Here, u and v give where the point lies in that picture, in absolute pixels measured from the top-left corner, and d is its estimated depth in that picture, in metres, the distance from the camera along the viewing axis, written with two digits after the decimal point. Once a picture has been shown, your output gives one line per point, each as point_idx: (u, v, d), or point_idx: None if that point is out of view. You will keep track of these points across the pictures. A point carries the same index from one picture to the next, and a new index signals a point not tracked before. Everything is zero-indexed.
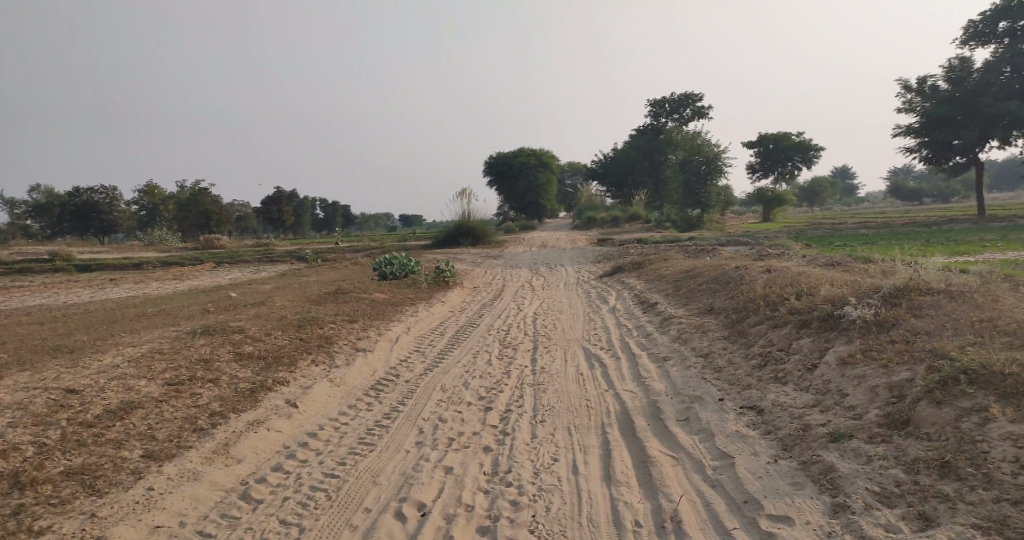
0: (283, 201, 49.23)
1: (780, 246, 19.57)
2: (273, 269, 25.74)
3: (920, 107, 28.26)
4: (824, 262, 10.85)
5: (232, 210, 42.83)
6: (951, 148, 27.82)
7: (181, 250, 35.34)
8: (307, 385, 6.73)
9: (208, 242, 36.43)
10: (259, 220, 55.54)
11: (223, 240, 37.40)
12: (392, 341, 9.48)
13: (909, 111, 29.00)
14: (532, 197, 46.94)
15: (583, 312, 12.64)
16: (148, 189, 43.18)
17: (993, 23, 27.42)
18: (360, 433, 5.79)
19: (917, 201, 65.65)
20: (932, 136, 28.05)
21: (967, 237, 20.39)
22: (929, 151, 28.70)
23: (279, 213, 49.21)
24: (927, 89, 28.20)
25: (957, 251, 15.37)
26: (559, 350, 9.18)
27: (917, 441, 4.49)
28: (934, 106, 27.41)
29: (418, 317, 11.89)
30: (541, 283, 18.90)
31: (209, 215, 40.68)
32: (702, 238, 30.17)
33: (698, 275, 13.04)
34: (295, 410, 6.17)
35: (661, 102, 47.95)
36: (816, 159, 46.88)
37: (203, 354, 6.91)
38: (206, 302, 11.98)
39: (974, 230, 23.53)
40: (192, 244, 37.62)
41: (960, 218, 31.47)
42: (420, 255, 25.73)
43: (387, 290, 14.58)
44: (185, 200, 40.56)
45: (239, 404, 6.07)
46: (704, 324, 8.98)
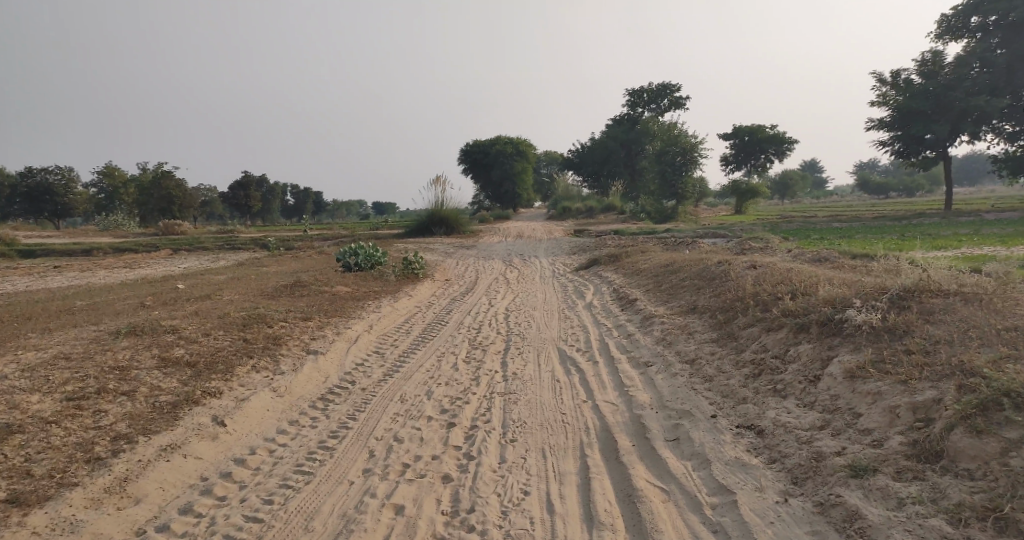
0: (251, 186, 47.91)
1: (758, 240, 19.05)
2: (234, 257, 24.77)
3: (893, 101, 27.89)
4: (811, 257, 10.32)
5: (197, 195, 41.42)
6: (923, 142, 27.53)
7: (139, 236, 34.05)
8: (242, 397, 6.10)
9: (169, 227, 35.12)
10: (225, 206, 54.15)
11: (186, 226, 36.08)
12: (350, 341, 8.82)
13: (882, 104, 28.61)
14: (508, 186, 46.15)
15: (559, 308, 12.01)
16: (108, 170, 41.59)
17: (967, 17, 26.90)
18: (295, 462, 5.15)
19: (883, 196, 65.99)
20: (905, 130, 27.70)
21: (942, 232, 20.10)
22: (901, 144, 28.35)
23: (246, 199, 47.82)
24: (901, 82, 27.89)
25: (938, 246, 14.96)
26: (532, 352, 8.57)
27: (958, 480, 3.94)
28: (908, 100, 27.02)
29: (381, 313, 11.23)
30: (515, 276, 18.23)
31: (171, 200, 39.31)
32: (678, 229, 29.77)
33: (679, 270, 12.46)
34: (222, 430, 5.52)
35: (639, 91, 47.36)
36: (789, 152, 46.84)
37: (119, 361, 6.35)
38: (148, 295, 11.18)
39: (949, 224, 23.26)
40: (152, 230, 36.27)
41: (930, 212, 31.42)
42: (390, 245, 24.94)
43: (351, 283, 13.82)
44: (146, 184, 39.20)
45: (152, 424, 5.41)
46: (689, 323, 8.40)
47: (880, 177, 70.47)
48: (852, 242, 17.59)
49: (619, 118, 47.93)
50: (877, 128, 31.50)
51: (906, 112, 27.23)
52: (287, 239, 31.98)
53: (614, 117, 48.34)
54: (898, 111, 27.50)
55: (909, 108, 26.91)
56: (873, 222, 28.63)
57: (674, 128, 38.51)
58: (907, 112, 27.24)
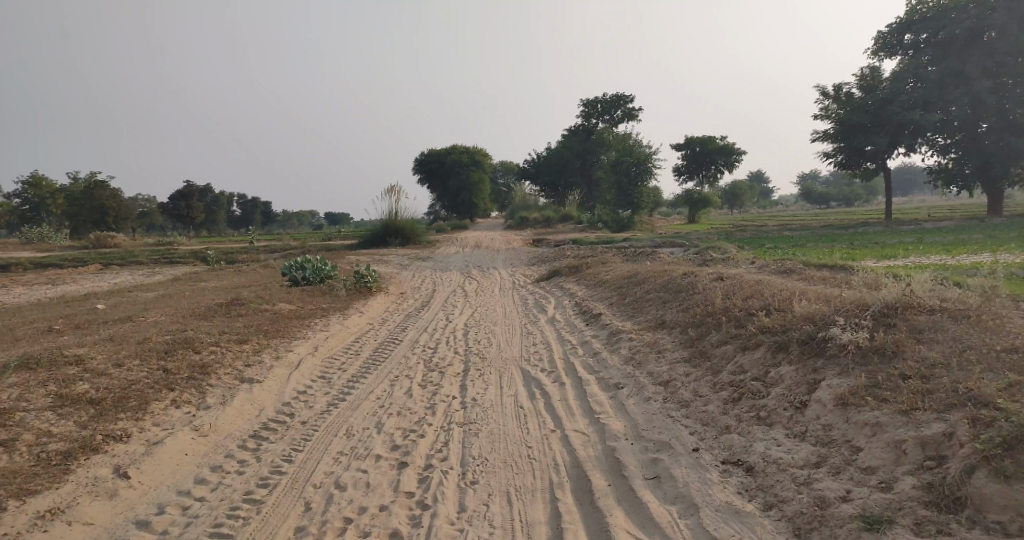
0: (192, 196, 46.17)
1: (717, 250, 18.90)
2: (174, 272, 23.72)
3: (835, 114, 28.41)
4: (778, 268, 10.06)
5: (133, 205, 39.72)
6: (863, 154, 27.92)
7: (67, 249, 32.35)
8: (153, 439, 5.78)
9: (100, 239, 33.61)
10: (166, 217, 52.29)
11: (119, 238, 34.48)
12: (291, 368, 8.23)
13: (825, 117, 29.15)
14: (464, 196, 45.64)
15: (518, 324, 11.54)
16: (33, 179, 39.21)
17: (900, 35, 27.85)
18: (211, 521, 4.82)
19: (824, 205, 67.31)
20: (846, 142, 28.09)
21: (890, 240, 20.34)
22: (843, 156, 28.67)
23: (187, 209, 46.19)
24: (842, 96, 28.39)
25: (892, 255, 14.99)
26: (492, 374, 8.11)
27: (986, 533, 3.58)
28: (848, 113, 27.51)
29: (328, 332, 10.60)
30: (472, 288, 17.72)
31: (105, 211, 37.58)
32: (635, 239, 29.69)
33: (642, 283, 12.11)
34: (126, 484, 5.19)
35: (593, 102, 47.45)
36: (738, 163, 47.29)
37: (11, 403, 6.03)
38: (62, 317, 10.44)
39: (895, 232, 23.62)
40: (82, 242, 34.53)
41: (873, 221, 32.01)
42: (342, 258, 24.24)
43: (296, 299, 13.12)
44: (77, 194, 37.34)
45: (33, 482, 5.04)
46: (659, 340, 8.00)
47: (825, 187, 72.08)
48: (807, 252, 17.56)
49: (574, 128, 47.86)
50: (824, 139, 32.08)
51: (848, 125, 27.64)
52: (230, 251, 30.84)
53: (569, 127, 48.24)
54: (840, 124, 27.95)
55: (849, 120, 27.37)
56: (822, 231, 28.97)
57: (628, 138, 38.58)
58: (848, 125, 27.66)
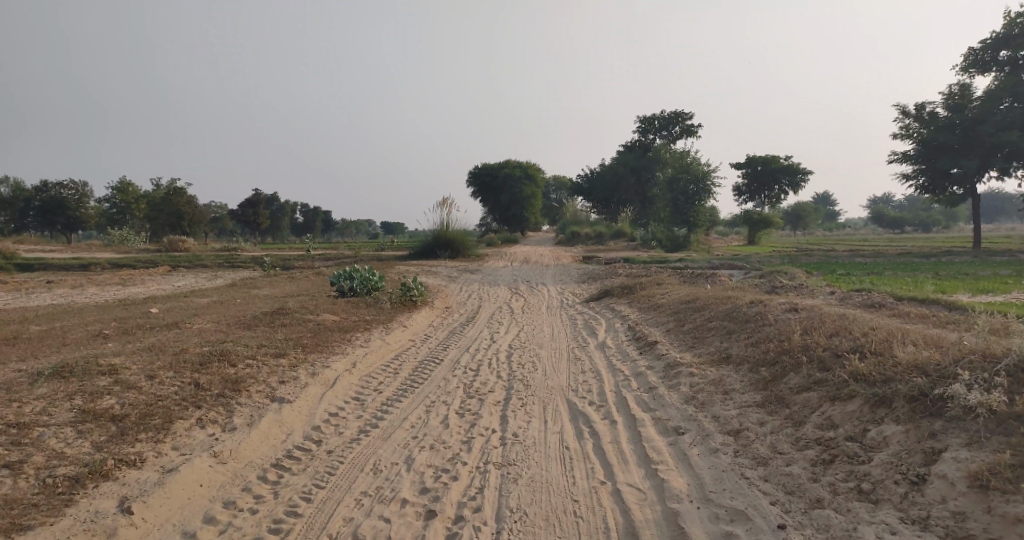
0: (261, 203, 46.78)
1: (782, 275, 17.75)
2: (228, 277, 23.72)
3: (917, 133, 26.72)
4: (861, 301, 9.02)
5: (207, 211, 40.49)
6: (948, 177, 26.31)
7: (140, 251, 33.05)
8: (169, 465, 5.03)
9: (172, 243, 34.26)
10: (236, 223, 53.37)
11: (189, 241, 35.05)
12: (327, 386, 7.37)
13: (905, 137, 27.49)
14: (517, 209, 45.13)
15: (566, 347, 10.70)
16: (122, 185, 40.52)
17: (994, 52, 26.16)
18: None
19: (897, 230, 64.47)
20: (929, 164, 26.47)
21: (974, 272, 18.80)
22: (925, 180, 27.12)
23: (255, 216, 46.75)
24: (926, 115, 26.60)
25: (982, 289, 13.67)
26: (535, 405, 7.28)
27: None
28: (932, 133, 25.86)
29: (370, 349, 9.81)
30: (520, 305, 16.98)
31: (182, 216, 38.31)
32: (692, 259, 28.55)
33: (703, 309, 11.16)
34: (131, 523, 4.48)
35: (651, 118, 46.45)
36: (802, 183, 45.51)
37: (26, 416, 5.39)
38: (116, 321, 10.05)
39: (979, 263, 21.99)
40: (155, 245, 35.25)
41: (954, 250, 30.02)
42: (391, 268, 23.85)
43: (342, 311, 12.51)
44: (158, 199, 38.33)
45: (28, 514, 4.40)
46: (724, 377, 7.10)
47: (896, 212, 69.04)
48: (881, 281, 16.29)
49: (629, 144, 46.86)
50: (900, 161, 30.40)
51: (932, 146, 26.03)
52: (284, 258, 30.95)
53: (625, 143, 47.25)
54: (922, 145, 26.32)
55: (934, 140, 25.74)
56: (895, 258, 27.27)
57: (686, 155, 37.50)
58: (932, 145, 26.02)
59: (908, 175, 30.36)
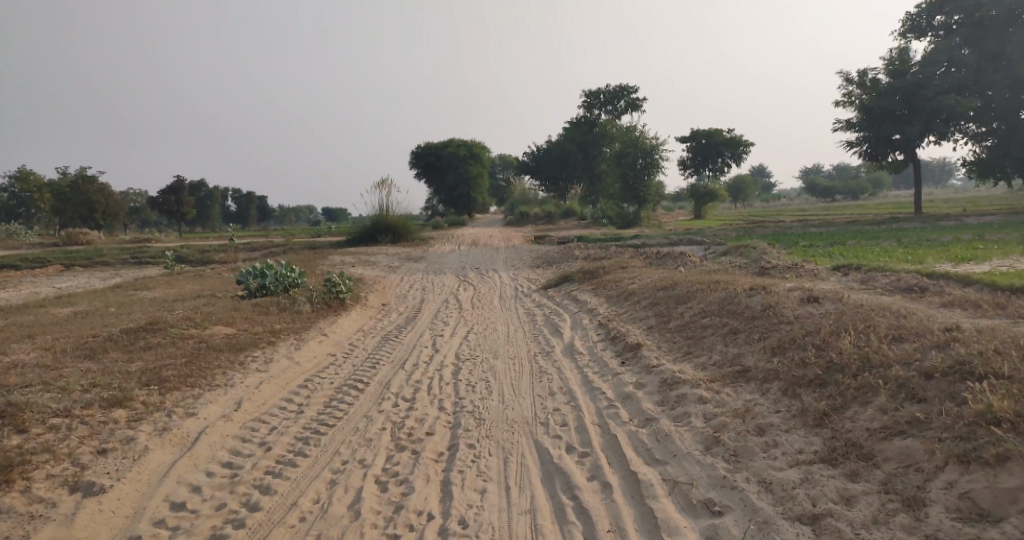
0: (184, 190, 42.84)
1: (749, 251, 16.03)
2: (132, 276, 20.94)
3: (859, 100, 25.30)
4: (888, 283, 7.25)
5: (124, 201, 36.90)
6: (892, 143, 24.95)
7: (40, 248, 29.61)
8: None
9: (73, 237, 30.95)
10: (158, 213, 49.49)
11: (95, 235, 31.71)
12: (181, 452, 5.51)
13: (848, 104, 26.11)
14: (463, 190, 42.72)
15: (523, 357, 8.72)
16: (20, 173, 36.33)
17: (929, 16, 24.92)
18: None
19: (830, 200, 64.51)
20: (872, 132, 25.00)
21: (944, 237, 17.53)
22: (868, 146, 25.67)
23: (177, 205, 42.77)
24: (866, 80, 25.22)
25: (969, 256, 12.12)
26: (492, 458, 5.32)
27: None
28: (875, 98, 24.37)
29: (271, 374, 7.66)
30: (467, 297, 14.88)
31: (93, 206, 34.55)
32: (647, 236, 26.86)
33: (689, 301, 9.25)
34: None
35: (595, 92, 44.53)
36: (746, 154, 44.39)
37: None
38: None
39: (938, 228, 20.82)
40: (55, 240, 31.79)
41: (901, 215, 29.12)
42: (322, 260, 21.47)
43: (244, 321, 10.32)
44: (65, 188, 34.46)
45: None
46: (751, 402, 5.18)
47: (833, 180, 69.02)
48: (853, 253, 14.74)
49: (575, 120, 44.84)
50: (844, 128, 29.21)
51: (875, 112, 24.56)
52: (205, 250, 28.04)
53: (570, 119, 45.16)
54: (865, 111, 24.86)
55: (878, 107, 24.24)
56: (847, 227, 26.09)
57: (632, 129, 35.85)
58: (875, 112, 24.60)
59: (853, 142, 29.28)
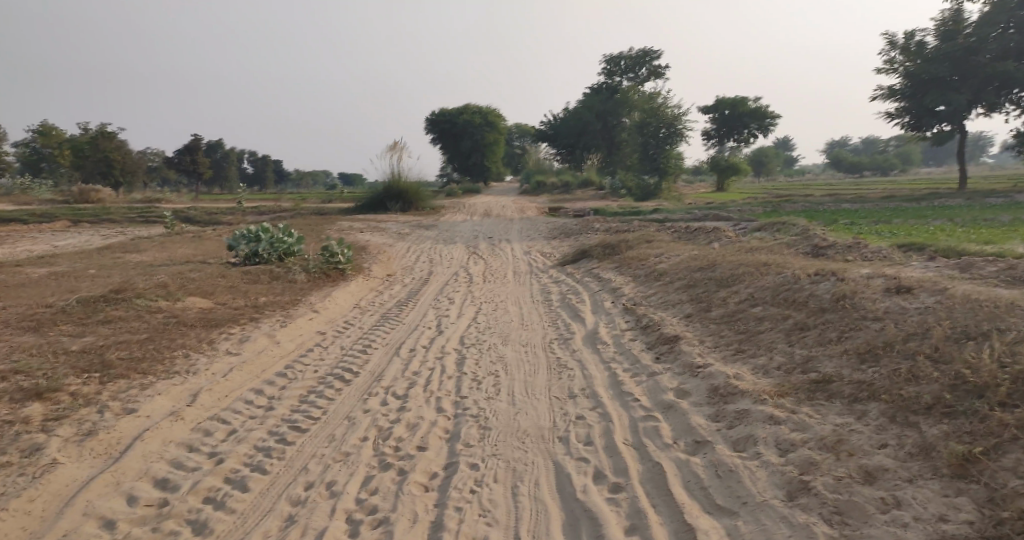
0: (199, 150, 41.44)
1: (787, 228, 14.56)
2: (130, 235, 19.86)
3: (902, 67, 23.64)
4: (993, 273, 5.89)
5: (143, 159, 35.38)
6: (936, 114, 23.11)
7: (46, 203, 28.70)
8: None
9: (83, 193, 29.93)
10: (173, 173, 48.45)
11: (106, 193, 30.68)
12: (104, 465, 4.16)
13: (890, 71, 24.37)
14: (477, 158, 41.30)
15: (537, 347, 7.46)
16: (41, 128, 35.87)
17: None
18: None
19: (856, 175, 62.22)
20: (916, 101, 23.37)
21: (997, 216, 16.04)
22: (909, 118, 23.95)
23: (193, 164, 41.44)
24: (912, 45, 23.49)
25: None
26: (498, 487, 4.08)
27: None
28: (922, 65, 22.74)
29: (242, 359, 6.45)
30: (478, 270, 13.60)
31: (111, 163, 33.16)
32: (669, 209, 25.49)
33: (734, 285, 7.90)
34: None
35: (617, 58, 42.62)
36: (772, 126, 42.50)
37: None
38: None
39: (986, 206, 19.22)
40: (63, 195, 30.84)
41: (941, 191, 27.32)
42: (327, 225, 20.29)
43: (226, 292, 9.06)
44: (82, 144, 33.25)
45: None
46: (843, 427, 3.94)
47: (859, 155, 66.76)
48: (901, 232, 13.27)
49: (595, 87, 43.04)
50: (884, 98, 27.37)
51: (920, 79, 22.91)
52: (211, 211, 26.94)
53: (591, 86, 43.41)
54: (909, 79, 23.28)
55: (925, 73, 22.58)
56: (883, 204, 24.42)
57: (655, 97, 34.08)
58: (920, 79, 22.93)
59: (892, 113, 27.56)
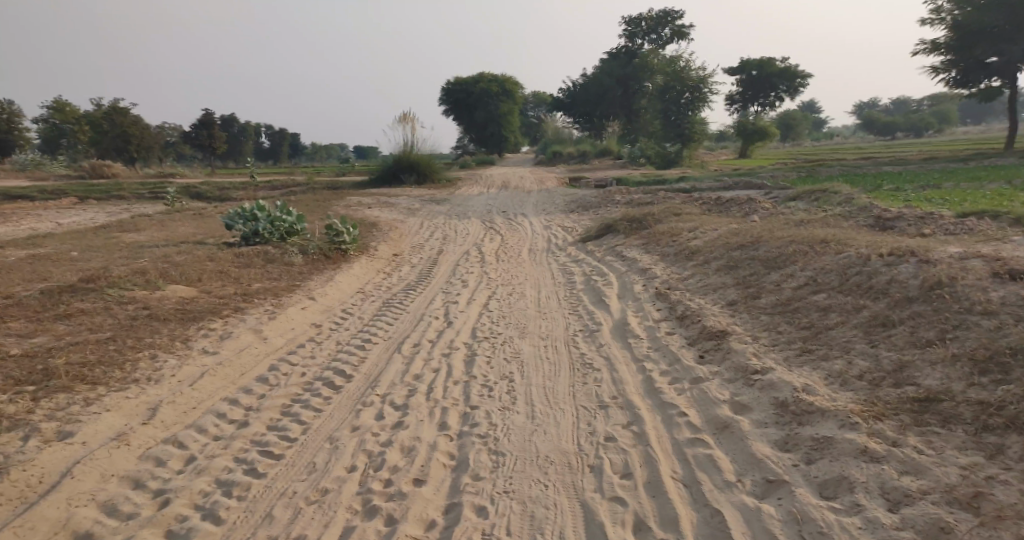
0: (214, 124, 40.63)
1: (828, 196, 13.37)
2: (136, 213, 19.12)
3: (949, 18, 21.89)
4: None
5: (162, 136, 34.40)
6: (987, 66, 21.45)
7: (60, 180, 28.14)
8: None
9: (97, 169, 29.26)
10: (189, 148, 47.77)
11: (118, 168, 29.97)
12: (12, 516, 3.57)
13: (936, 22, 22.64)
14: (494, 128, 40.06)
15: (559, 341, 6.52)
16: (57, 103, 35.25)
17: None
18: None
19: (887, 138, 59.84)
20: (965, 53, 21.69)
21: None
22: (959, 71, 22.37)
23: (210, 139, 40.57)
24: None
25: None
26: None
27: None
28: (970, 14, 20.99)
29: (218, 361, 5.53)
30: (493, 248, 12.65)
31: (129, 139, 32.41)
32: (695, 178, 24.22)
33: (786, 267, 6.87)
34: None
35: (637, 19, 40.94)
36: (802, 87, 40.75)
37: None
38: None
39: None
40: (77, 171, 30.21)
41: (985, 153, 25.67)
42: (336, 200, 19.40)
43: (212, 278, 8.18)
44: (100, 119, 32.50)
45: None
46: (975, 472, 3.10)
47: (889, 117, 64.18)
48: (955, 199, 12.06)
49: (614, 52, 41.40)
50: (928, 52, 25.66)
51: (969, 30, 21.17)
52: (223, 186, 26.16)
53: (609, 51, 41.77)
54: (957, 29, 21.54)
55: (974, 23, 20.83)
56: (924, 167, 22.94)
57: (677, 60, 32.56)
58: (969, 30, 21.18)
59: (936, 68, 25.86)
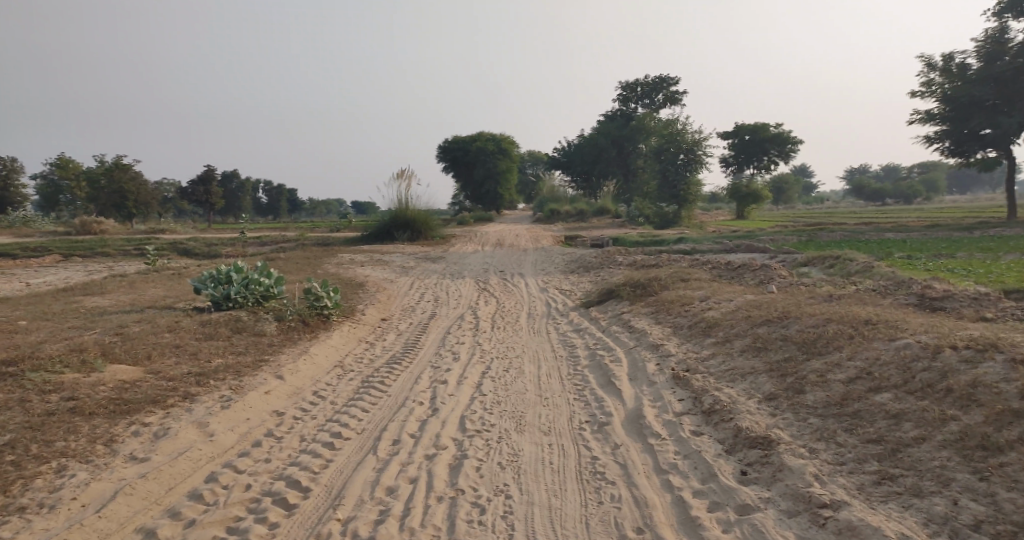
0: (213, 181, 40.04)
1: (842, 265, 12.52)
2: (116, 271, 18.18)
3: (940, 90, 21.53)
4: None
5: (159, 192, 33.69)
6: (981, 139, 20.96)
7: (47, 236, 27.29)
8: None
9: (86, 225, 28.41)
10: (186, 204, 47.17)
11: (109, 224, 29.10)
12: None
13: (927, 94, 22.30)
14: (490, 186, 39.44)
15: (565, 438, 5.48)
16: (59, 160, 34.47)
17: None
18: None
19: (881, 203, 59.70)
20: (957, 125, 21.20)
21: None
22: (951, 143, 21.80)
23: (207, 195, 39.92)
24: (953, 66, 21.40)
25: None
26: None
27: None
28: (962, 87, 20.61)
29: (142, 472, 4.84)
30: (488, 312, 11.67)
31: (126, 195, 31.72)
32: (694, 239, 23.46)
33: (828, 353, 5.88)
34: None
35: (633, 84, 40.99)
36: (794, 153, 40.54)
37: None
38: None
39: None
40: (67, 226, 29.38)
41: (989, 220, 25.05)
42: (325, 258, 18.50)
43: (164, 354, 7.14)
44: (99, 174, 31.87)
45: None
46: None
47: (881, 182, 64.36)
48: (981, 271, 11.18)
49: (609, 114, 41.37)
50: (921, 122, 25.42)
51: (961, 102, 20.77)
52: (213, 243, 25.27)
53: (605, 113, 41.83)
54: (949, 102, 21.13)
55: (968, 95, 20.43)
56: (928, 234, 22.23)
57: (673, 123, 32.31)
58: (962, 102, 20.77)
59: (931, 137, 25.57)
